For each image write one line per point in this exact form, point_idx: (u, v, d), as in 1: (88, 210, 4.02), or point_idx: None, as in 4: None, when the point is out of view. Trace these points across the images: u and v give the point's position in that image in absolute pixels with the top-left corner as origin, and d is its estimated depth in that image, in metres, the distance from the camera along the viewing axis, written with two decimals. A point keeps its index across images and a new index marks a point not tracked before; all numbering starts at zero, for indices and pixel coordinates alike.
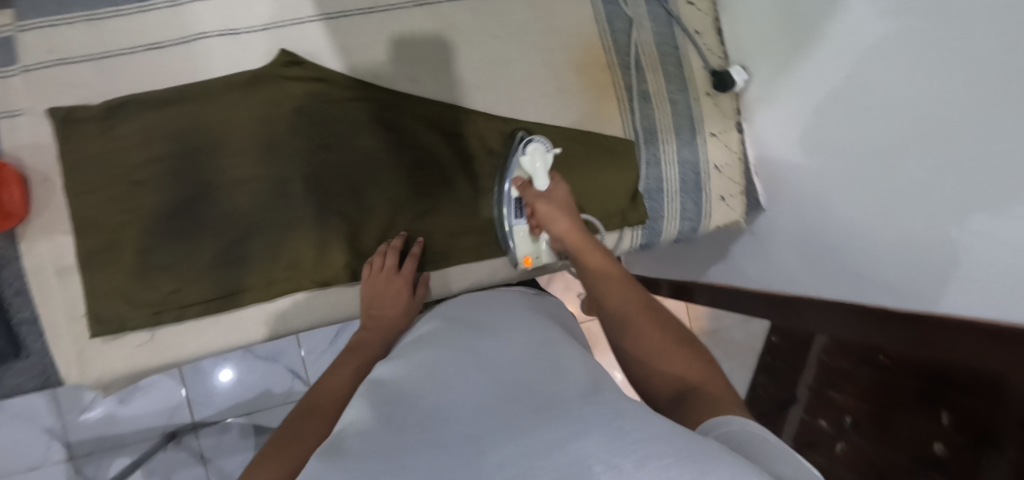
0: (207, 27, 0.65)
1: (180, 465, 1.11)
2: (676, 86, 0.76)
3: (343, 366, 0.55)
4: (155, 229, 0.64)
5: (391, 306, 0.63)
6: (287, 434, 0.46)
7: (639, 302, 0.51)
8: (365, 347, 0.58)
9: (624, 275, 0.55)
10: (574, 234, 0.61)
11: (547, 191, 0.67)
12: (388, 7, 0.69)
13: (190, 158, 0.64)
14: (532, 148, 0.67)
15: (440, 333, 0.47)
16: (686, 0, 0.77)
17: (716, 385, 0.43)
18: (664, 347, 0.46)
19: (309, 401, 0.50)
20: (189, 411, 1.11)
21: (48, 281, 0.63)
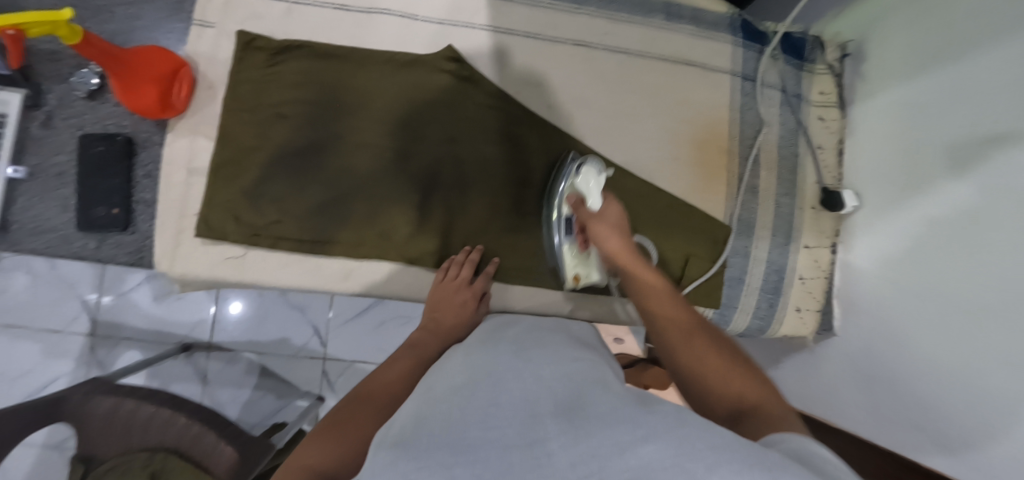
0: (391, 6, 0.72)
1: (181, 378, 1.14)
2: (784, 190, 0.78)
3: (398, 365, 0.55)
4: (279, 161, 0.68)
5: (449, 312, 0.64)
6: (342, 415, 0.47)
7: (699, 327, 0.49)
8: (421, 350, 0.58)
9: (677, 295, 0.53)
10: (624, 252, 0.59)
11: (600, 209, 0.65)
12: (548, 37, 0.75)
13: (333, 110, 0.70)
14: (584, 169, 0.69)
15: (483, 343, 0.47)
16: (817, 116, 0.80)
17: (776, 407, 0.40)
18: (718, 365, 0.44)
19: (362, 390, 0.51)
20: (209, 332, 1.15)
21: (177, 174, 0.68)
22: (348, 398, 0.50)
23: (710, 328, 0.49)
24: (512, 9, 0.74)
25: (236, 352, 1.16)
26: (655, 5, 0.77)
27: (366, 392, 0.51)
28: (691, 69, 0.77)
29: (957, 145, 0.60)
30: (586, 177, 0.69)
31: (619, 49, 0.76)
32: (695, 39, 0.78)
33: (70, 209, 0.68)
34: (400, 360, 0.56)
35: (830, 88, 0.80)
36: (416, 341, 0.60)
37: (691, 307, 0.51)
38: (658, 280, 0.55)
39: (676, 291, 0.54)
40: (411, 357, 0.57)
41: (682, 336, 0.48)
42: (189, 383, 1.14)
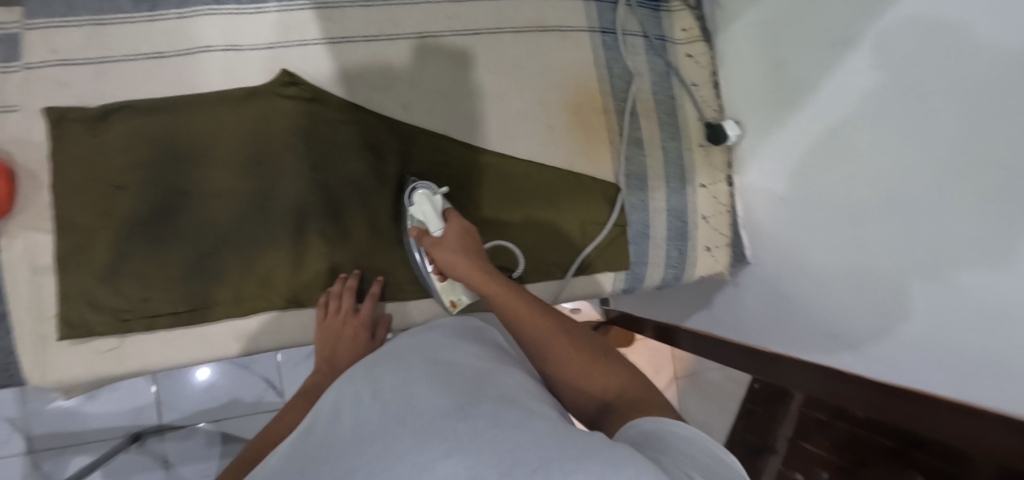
0: (211, 41, 0.66)
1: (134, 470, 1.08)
2: (668, 134, 0.76)
3: (291, 416, 0.59)
4: (128, 234, 0.63)
5: (340, 352, 0.65)
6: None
7: (556, 329, 0.50)
8: (313, 395, 0.62)
9: (528, 297, 0.54)
10: (475, 271, 0.59)
11: (441, 234, 0.64)
12: (390, 35, 0.70)
13: (175, 167, 0.64)
14: (419, 196, 0.66)
15: (368, 362, 0.45)
16: (683, 53, 0.78)
17: (637, 389, 0.45)
18: (580, 362, 0.48)
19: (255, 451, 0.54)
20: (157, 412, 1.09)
21: (21, 279, 0.62)
22: (243, 461, 0.53)
23: (562, 317, 0.52)
24: (344, 15, 0.69)
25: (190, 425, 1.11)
26: None
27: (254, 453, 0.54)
28: (547, 34, 0.75)
29: (819, 57, 0.58)
30: (421, 202, 0.66)
31: (468, 30, 0.72)
32: (543, 3, 0.75)
33: None
34: (294, 409, 0.60)
35: (691, 24, 0.79)
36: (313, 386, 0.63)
37: (539, 304, 0.53)
38: (505, 288, 0.56)
39: (524, 292, 0.55)
40: (304, 403, 0.61)
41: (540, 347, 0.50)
42: (147, 472, 1.09)
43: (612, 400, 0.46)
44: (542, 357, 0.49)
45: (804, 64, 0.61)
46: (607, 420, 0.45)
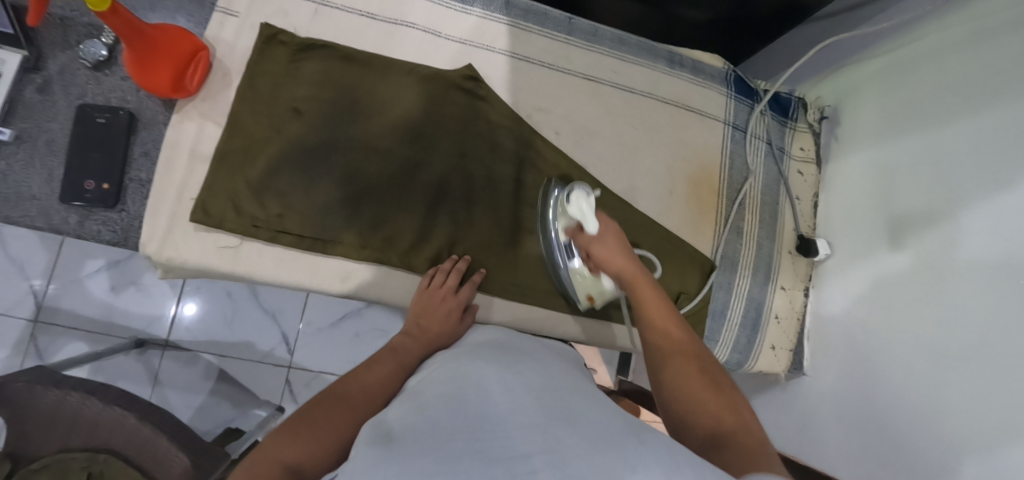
0: (416, 20, 0.74)
1: (127, 376, 1.06)
2: (765, 234, 0.83)
3: (377, 369, 0.57)
4: (286, 154, 0.67)
5: (430, 325, 0.64)
6: (317, 414, 0.49)
7: (693, 354, 0.53)
8: (400, 356, 0.59)
9: (681, 325, 0.57)
10: (631, 265, 0.62)
11: (601, 232, 0.64)
12: (562, 68, 0.78)
13: (348, 113, 0.70)
14: (575, 194, 0.65)
15: (478, 351, 0.51)
16: (796, 169, 0.87)
17: (749, 435, 0.44)
18: (705, 389, 0.49)
19: (340, 393, 0.52)
20: (167, 327, 1.08)
21: (178, 157, 0.66)
22: (325, 397, 0.52)
23: (703, 355, 0.54)
24: (530, 38, 0.78)
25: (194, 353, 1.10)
26: (661, 52, 0.82)
27: (347, 392, 0.52)
28: (690, 113, 0.82)
29: (922, 206, 0.66)
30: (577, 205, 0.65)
31: (627, 87, 0.80)
32: (693, 86, 0.83)
33: (55, 179, 0.64)
34: (381, 364, 0.58)
35: (809, 145, 0.88)
36: (397, 346, 0.61)
37: (691, 337, 0.56)
38: (665, 305, 0.58)
39: (679, 317, 0.58)
40: (391, 363, 0.58)
41: (674, 362, 0.52)
42: (137, 383, 1.06)
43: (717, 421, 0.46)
44: (664, 363, 0.53)
45: (905, 210, 0.69)
46: (709, 452, 0.43)
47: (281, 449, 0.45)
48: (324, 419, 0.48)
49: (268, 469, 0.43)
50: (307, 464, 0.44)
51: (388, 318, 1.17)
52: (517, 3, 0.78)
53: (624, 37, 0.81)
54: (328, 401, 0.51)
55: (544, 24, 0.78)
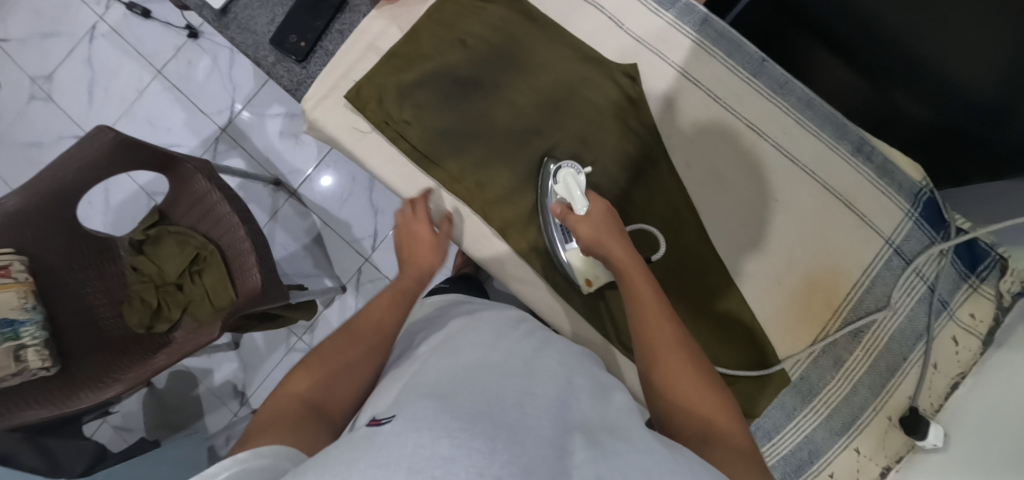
0: (605, 4, 0.73)
1: (257, 201, 1.28)
2: (868, 383, 0.69)
3: (378, 305, 0.68)
4: (439, 75, 0.74)
5: (409, 276, 0.71)
6: (330, 354, 0.62)
7: (681, 348, 0.58)
8: (402, 297, 0.70)
9: (668, 312, 0.60)
10: (626, 252, 0.62)
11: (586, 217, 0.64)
12: (728, 106, 0.72)
13: (504, 62, 0.74)
14: (567, 171, 0.67)
15: (516, 340, 0.61)
16: (951, 334, 0.70)
17: (730, 427, 0.53)
18: (690, 380, 0.56)
19: (346, 333, 0.65)
20: (299, 181, 1.27)
21: (359, 44, 0.76)
22: (336, 337, 0.65)
23: (687, 339, 0.59)
24: (710, 63, 0.72)
25: (307, 209, 1.28)
26: (850, 135, 0.72)
27: (347, 339, 0.64)
28: (848, 212, 0.71)
29: None
30: (564, 179, 0.67)
31: (790, 153, 0.71)
32: (869, 186, 0.71)
33: (272, 24, 0.79)
34: (382, 299, 0.69)
35: (985, 317, 0.69)
36: (403, 288, 0.71)
37: (677, 324, 0.59)
38: (653, 293, 0.60)
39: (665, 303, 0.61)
40: (389, 300, 0.70)
41: (660, 355, 0.57)
42: (260, 210, 1.28)
43: (706, 424, 0.53)
44: (654, 363, 0.57)
45: None
46: (694, 444, 0.52)
47: (296, 387, 0.58)
48: (334, 365, 0.61)
49: (291, 404, 0.55)
50: (323, 401, 0.57)
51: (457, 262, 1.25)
52: (714, 24, 0.73)
53: (815, 101, 0.72)
54: (330, 349, 0.63)
55: (732, 55, 0.72)
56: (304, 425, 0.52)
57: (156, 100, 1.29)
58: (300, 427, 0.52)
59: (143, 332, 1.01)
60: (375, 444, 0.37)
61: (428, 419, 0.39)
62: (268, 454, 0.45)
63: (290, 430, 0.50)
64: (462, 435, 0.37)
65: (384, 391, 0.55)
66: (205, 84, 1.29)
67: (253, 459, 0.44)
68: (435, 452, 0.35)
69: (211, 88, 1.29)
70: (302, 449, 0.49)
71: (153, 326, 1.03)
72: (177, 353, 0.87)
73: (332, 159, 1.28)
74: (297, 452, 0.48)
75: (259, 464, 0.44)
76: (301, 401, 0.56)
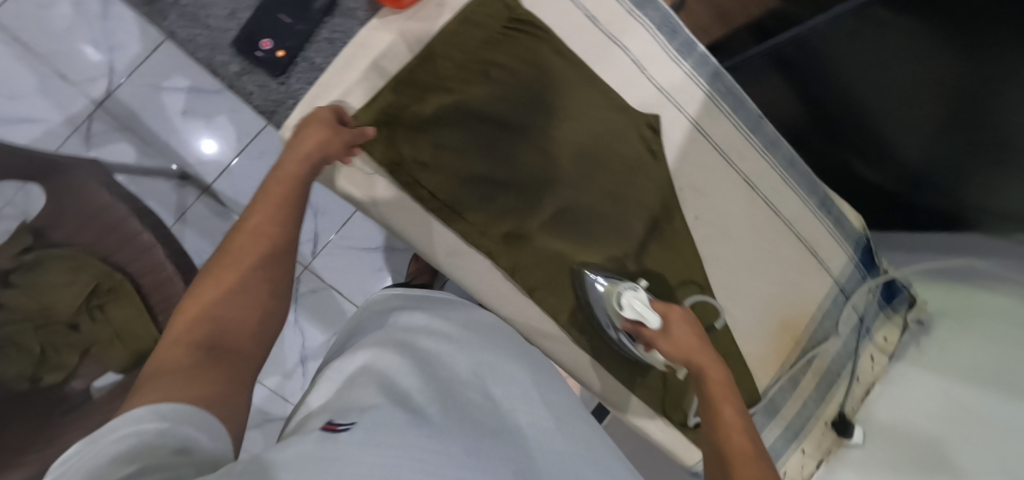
0: (631, 48, 0.72)
1: (156, 197, 1.08)
2: (816, 396, 0.83)
3: (263, 205, 0.52)
4: (460, 112, 0.65)
5: (293, 163, 0.54)
6: (210, 280, 0.48)
7: (750, 448, 0.56)
8: (291, 186, 0.53)
9: (745, 419, 0.59)
10: (703, 358, 0.64)
11: (663, 329, 0.66)
12: (730, 160, 0.77)
13: (529, 103, 0.68)
14: (624, 292, 0.67)
15: (491, 338, 0.61)
16: (870, 352, 0.86)
17: None
18: None
19: (231, 243, 0.50)
20: (216, 174, 1.10)
21: (358, 60, 0.62)
22: (220, 251, 0.50)
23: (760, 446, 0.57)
24: (718, 118, 0.76)
25: (226, 210, 1.10)
26: (817, 190, 0.81)
27: (229, 255, 0.49)
28: (812, 258, 0.82)
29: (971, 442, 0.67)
30: (628, 301, 0.67)
31: (774, 207, 0.79)
32: (828, 235, 0.83)
33: (235, 20, 0.61)
34: (268, 190, 0.53)
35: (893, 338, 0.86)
36: (282, 176, 0.53)
37: (750, 428, 0.58)
38: (729, 397, 0.61)
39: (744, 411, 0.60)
40: (281, 191, 0.53)
41: (732, 457, 0.56)
42: (163, 208, 1.08)
43: None
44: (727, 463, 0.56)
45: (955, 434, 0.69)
46: None
47: (182, 329, 0.45)
48: (219, 295, 0.47)
49: (179, 353, 0.44)
50: (219, 343, 0.46)
51: (412, 269, 1.15)
52: (724, 79, 0.76)
53: (796, 161, 0.80)
54: (214, 270, 0.48)
55: (736, 111, 0.77)
56: (201, 378, 0.42)
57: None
58: (196, 378, 0.42)
59: (27, 386, 0.79)
60: (332, 456, 0.35)
61: (397, 438, 0.38)
62: (164, 419, 0.38)
63: (182, 383, 0.41)
64: (430, 461, 0.37)
65: (354, 391, 0.48)
66: (80, 49, 1.04)
67: (149, 421, 0.38)
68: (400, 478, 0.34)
69: (89, 54, 1.04)
70: (206, 408, 0.41)
71: (40, 377, 0.80)
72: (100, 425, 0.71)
73: (256, 151, 1.10)
74: (199, 407, 0.40)
75: (150, 429, 0.37)
76: (183, 351, 0.44)
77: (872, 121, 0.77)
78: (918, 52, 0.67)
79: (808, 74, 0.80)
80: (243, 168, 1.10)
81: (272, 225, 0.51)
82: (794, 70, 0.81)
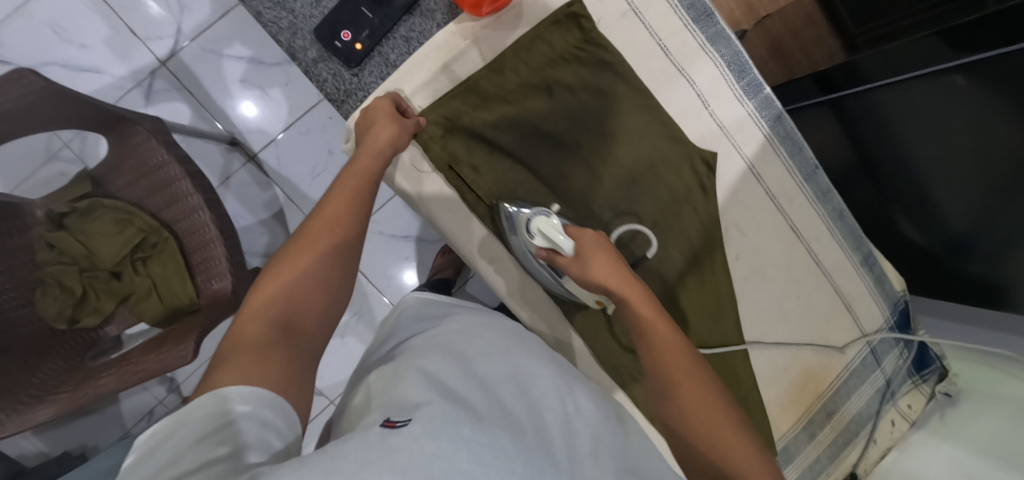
0: (697, 82, 0.72)
1: (205, 159, 1.12)
2: (830, 452, 0.80)
3: (337, 194, 0.56)
4: (522, 126, 0.67)
5: (367, 156, 0.57)
6: (285, 262, 0.51)
7: (698, 378, 0.56)
8: (362, 179, 0.57)
9: (688, 350, 0.57)
10: (620, 279, 0.59)
11: (580, 258, 0.61)
12: (780, 207, 0.76)
13: (590, 124, 0.69)
14: (537, 220, 0.62)
15: (526, 339, 0.62)
16: (891, 417, 0.83)
17: (739, 453, 0.53)
18: (717, 420, 0.54)
19: (305, 231, 0.53)
20: (263, 144, 1.12)
21: (429, 63, 0.64)
22: (296, 236, 0.53)
23: (703, 371, 0.56)
24: (773, 163, 0.76)
25: (267, 180, 1.13)
26: (862, 248, 0.80)
27: (305, 241, 0.52)
28: (846, 313, 0.81)
29: None
30: (540, 228, 0.62)
31: (818, 259, 0.79)
32: (867, 294, 0.82)
33: (320, 9, 0.62)
34: (341, 183, 0.56)
35: (916, 406, 0.84)
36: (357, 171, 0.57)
37: (689, 350, 0.57)
38: (661, 319, 0.58)
39: (682, 337, 0.58)
40: (352, 184, 0.56)
41: (676, 392, 0.55)
42: (210, 171, 1.12)
43: (723, 463, 0.53)
44: (674, 398, 0.56)
45: None
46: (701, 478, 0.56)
47: (261, 309, 0.48)
48: (295, 275, 0.50)
49: (258, 329, 0.46)
50: (294, 321, 0.49)
51: (439, 262, 1.15)
52: (785, 123, 0.75)
53: (846, 214, 0.79)
54: (290, 254, 0.52)
55: (793, 157, 0.76)
56: (275, 353, 0.45)
57: (76, 8, 1.06)
58: (273, 357, 0.44)
59: (64, 326, 0.82)
60: (393, 446, 0.38)
61: (447, 428, 0.40)
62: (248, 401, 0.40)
63: (264, 363, 0.43)
64: (485, 455, 0.39)
65: (400, 382, 0.50)
66: (152, 7, 1.07)
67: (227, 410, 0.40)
68: (455, 468, 0.37)
69: (159, 14, 1.08)
70: (282, 394, 0.43)
71: (76, 319, 0.84)
72: (131, 379, 0.72)
73: (303, 127, 1.13)
74: (279, 396, 0.42)
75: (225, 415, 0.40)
76: (261, 326, 0.47)
77: (923, 172, 0.75)
78: (974, 102, 0.66)
79: (869, 128, 0.79)
80: (290, 143, 1.12)
81: (347, 216, 0.55)
82: (851, 122, 0.81)
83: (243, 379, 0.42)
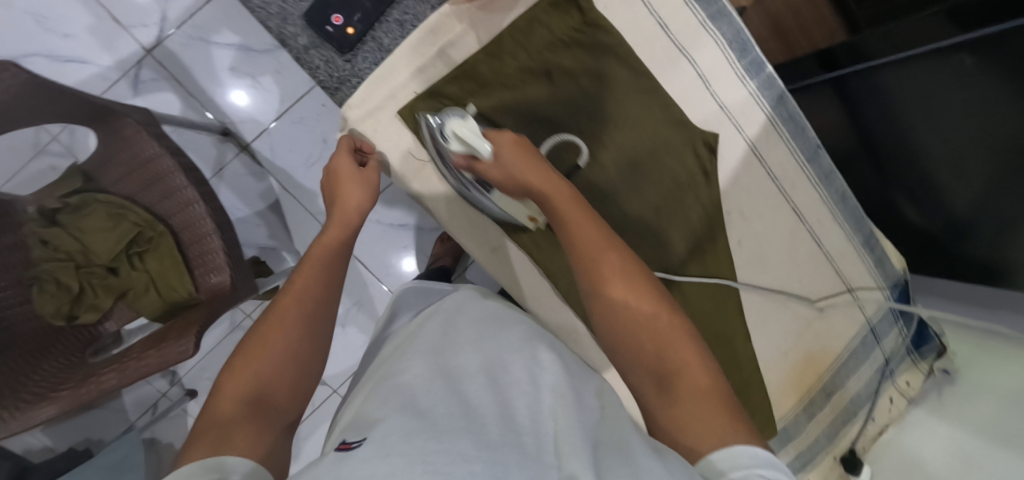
0: (698, 63, 0.71)
1: (198, 150, 1.10)
2: (830, 430, 0.81)
3: (309, 264, 0.56)
4: (522, 112, 0.66)
5: (335, 227, 0.60)
6: (257, 335, 0.50)
7: (625, 276, 0.52)
8: (333, 253, 0.58)
9: (623, 254, 0.54)
10: (540, 177, 0.57)
11: (497, 156, 0.59)
12: (783, 191, 0.76)
13: (591, 110, 0.68)
14: (451, 119, 0.61)
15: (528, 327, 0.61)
16: (890, 394, 0.84)
17: (697, 374, 0.47)
18: (649, 314, 0.50)
19: (276, 303, 0.53)
20: (256, 133, 1.10)
21: (426, 48, 0.62)
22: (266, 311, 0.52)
23: (635, 270, 0.53)
24: (775, 144, 0.75)
25: (262, 171, 1.11)
26: (864, 228, 0.80)
27: (276, 314, 0.52)
28: (847, 293, 0.82)
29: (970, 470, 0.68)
30: (455, 131, 0.60)
31: (819, 240, 0.79)
32: (867, 274, 0.82)
33: None
34: (313, 258, 0.57)
35: (915, 382, 0.85)
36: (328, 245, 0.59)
37: (627, 258, 0.53)
38: (588, 219, 0.55)
39: (617, 243, 0.55)
40: (325, 258, 0.57)
41: (604, 303, 0.51)
42: (204, 163, 1.11)
43: (665, 367, 0.48)
44: (598, 298, 0.52)
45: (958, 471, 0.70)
46: (648, 397, 0.48)
47: (232, 385, 0.46)
48: (267, 349, 0.49)
49: (230, 408, 0.45)
50: (266, 395, 0.47)
51: (438, 250, 1.15)
52: (788, 105, 0.74)
53: (848, 197, 0.79)
54: (262, 326, 0.51)
55: (796, 139, 0.76)
56: (244, 428, 0.43)
57: None
58: (243, 432, 0.42)
59: (63, 323, 0.81)
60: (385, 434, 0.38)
61: (450, 415, 0.40)
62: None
63: (232, 436, 0.42)
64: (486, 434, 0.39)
65: (404, 372, 0.50)
66: None
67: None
68: None
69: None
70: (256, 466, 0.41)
71: (75, 316, 0.83)
72: (132, 375, 0.71)
73: (295, 116, 1.10)
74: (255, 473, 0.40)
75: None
76: (232, 404, 0.45)
77: (921, 153, 0.75)
78: (965, 83, 0.66)
79: (869, 108, 0.79)
80: (283, 132, 1.10)
81: (318, 290, 0.55)
82: (852, 102, 0.80)
83: (219, 454, 0.40)
